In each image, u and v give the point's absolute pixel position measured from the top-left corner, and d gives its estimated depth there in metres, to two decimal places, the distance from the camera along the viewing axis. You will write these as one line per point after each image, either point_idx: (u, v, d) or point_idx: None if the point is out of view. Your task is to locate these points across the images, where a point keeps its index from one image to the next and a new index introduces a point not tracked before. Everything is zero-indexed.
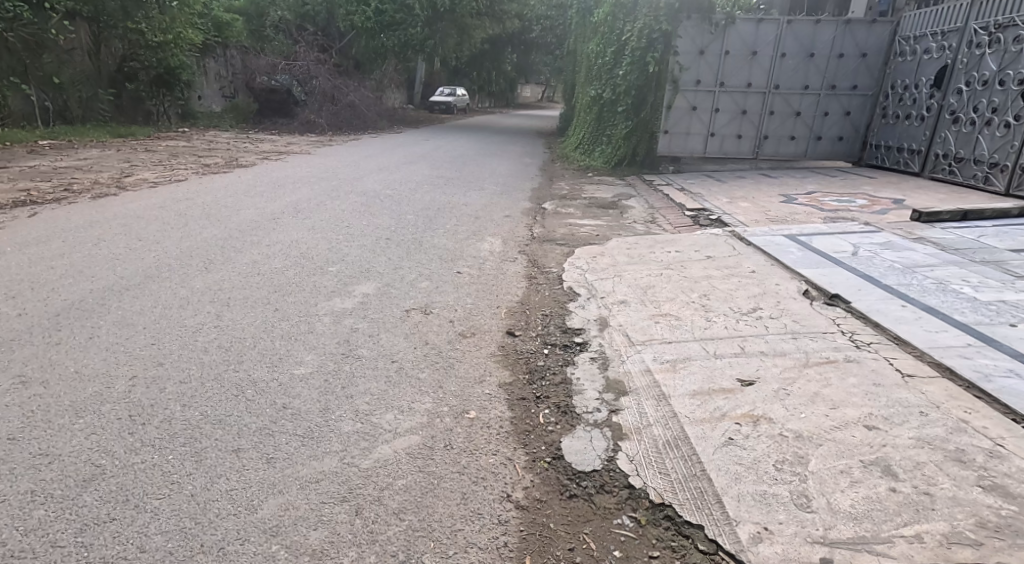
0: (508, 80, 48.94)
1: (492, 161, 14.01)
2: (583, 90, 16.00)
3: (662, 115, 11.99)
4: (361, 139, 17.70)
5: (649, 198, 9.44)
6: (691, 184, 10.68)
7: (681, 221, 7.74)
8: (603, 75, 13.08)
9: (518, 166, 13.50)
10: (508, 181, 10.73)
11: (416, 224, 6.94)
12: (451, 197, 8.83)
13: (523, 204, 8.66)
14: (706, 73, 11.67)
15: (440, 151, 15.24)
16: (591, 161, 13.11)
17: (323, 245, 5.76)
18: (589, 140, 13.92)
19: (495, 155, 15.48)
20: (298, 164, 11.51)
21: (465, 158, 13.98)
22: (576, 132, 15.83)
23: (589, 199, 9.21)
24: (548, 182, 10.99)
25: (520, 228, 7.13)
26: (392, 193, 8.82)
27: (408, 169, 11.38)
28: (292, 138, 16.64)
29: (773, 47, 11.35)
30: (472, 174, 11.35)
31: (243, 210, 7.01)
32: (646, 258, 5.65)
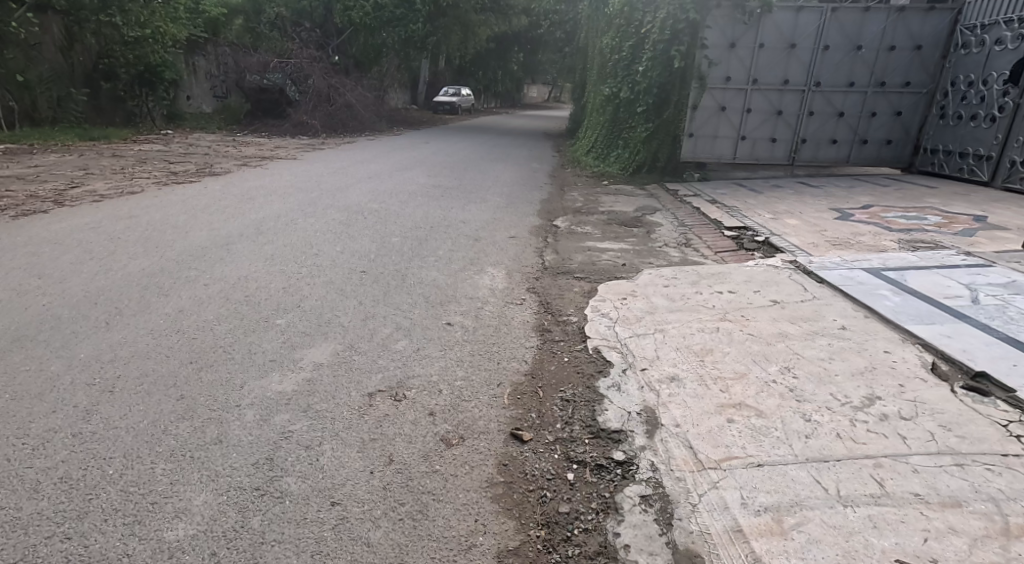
0: (514, 79, 47.67)
1: (497, 166, 12.76)
2: (596, 90, 14.73)
3: (686, 116, 10.71)
4: (356, 142, 16.50)
5: (678, 213, 8.19)
6: (723, 195, 9.42)
7: (721, 243, 6.49)
8: (620, 72, 11.84)
9: (525, 172, 12.25)
10: (515, 192, 9.48)
11: (402, 249, 5.72)
12: (447, 212, 7.59)
13: (532, 220, 7.42)
14: (737, 68, 10.40)
15: (440, 156, 14.01)
16: (606, 167, 11.85)
17: (279, 282, 4.54)
18: (603, 143, 12.66)
19: (500, 160, 14.22)
20: (280, 171, 10.29)
21: (468, 164, 12.74)
22: (588, 135, 14.55)
23: (609, 213, 7.95)
24: (560, 193, 9.75)
25: (529, 253, 5.89)
26: (380, 207, 7.59)
27: (403, 177, 10.16)
28: (281, 141, 15.42)
29: (815, 38, 10.09)
30: (474, 183, 10.12)
31: (194, 231, 5.81)
32: (691, 301, 4.40)
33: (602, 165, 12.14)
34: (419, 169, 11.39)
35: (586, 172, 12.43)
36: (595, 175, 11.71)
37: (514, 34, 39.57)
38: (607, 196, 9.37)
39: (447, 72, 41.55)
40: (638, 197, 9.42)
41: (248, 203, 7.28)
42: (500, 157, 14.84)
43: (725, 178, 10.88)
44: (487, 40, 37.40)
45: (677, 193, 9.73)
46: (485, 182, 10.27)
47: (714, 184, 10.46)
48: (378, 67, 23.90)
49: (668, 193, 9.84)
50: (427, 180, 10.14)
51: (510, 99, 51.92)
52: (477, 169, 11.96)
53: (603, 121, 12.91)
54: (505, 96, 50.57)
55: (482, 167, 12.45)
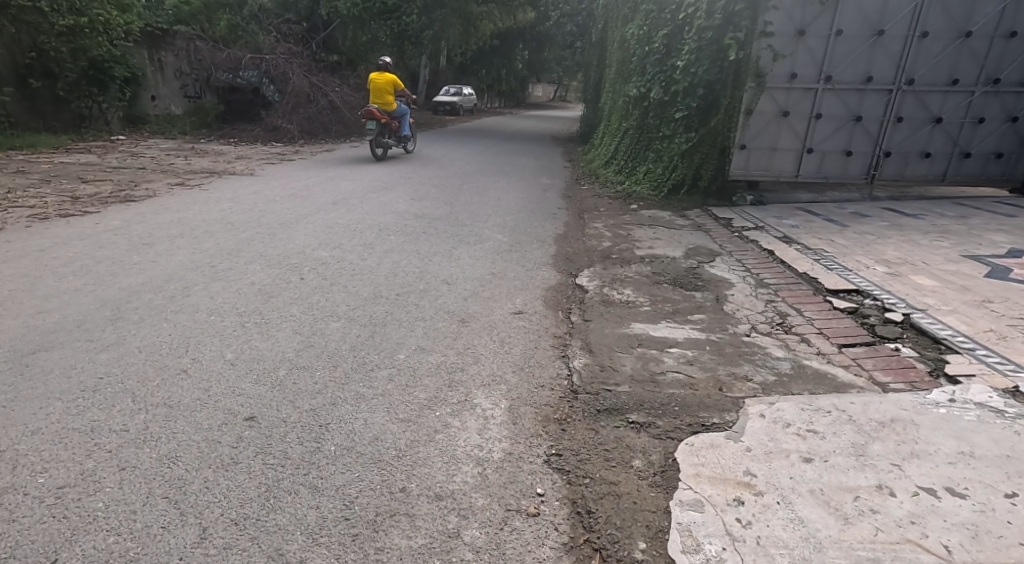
0: (519, 77, 45.31)
1: (500, 183, 10.61)
2: (619, 89, 12.53)
3: (738, 123, 8.55)
4: (338, 149, 14.39)
5: (745, 259, 6.01)
6: (794, 228, 7.25)
7: (839, 323, 4.27)
8: (657, 67, 9.70)
9: (535, 191, 10.11)
10: (520, 223, 7.31)
11: (342, 351, 3.57)
12: (429, 262, 5.43)
13: (547, 279, 5.25)
14: (806, 63, 8.24)
15: (436, 168, 11.87)
16: (634, 184, 9.73)
17: (72, 465, 2.39)
18: (633, 154, 10.54)
19: (506, 173, 12.05)
20: (227, 192, 8.18)
21: (466, 180, 10.61)
22: (609, 143, 12.37)
23: (653, 264, 5.74)
24: (578, 223, 7.59)
25: (547, 355, 3.71)
26: (337, 255, 5.45)
27: (382, 202, 8.05)
28: (248, 149, 13.25)
29: (909, 24, 7.92)
30: (471, 208, 7.99)
31: (10, 315, 3.66)
32: (884, 518, 2.27)
33: (629, 180, 10.02)
34: (408, 188, 9.27)
35: (608, 189, 10.28)
36: (620, 196, 9.55)
37: (519, 29, 37.28)
38: (641, 232, 7.19)
39: (448, 70, 39.26)
40: (683, 232, 7.25)
41: (144, 251, 5.16)
42: (506, 169, 12.72)
43: (786, 202, 8.74)
44: (490, 36, 35.13)
45: (730, 226, 7.57)
46: (485, 208, 8.13)
47: (774, 210, 8.32)
48: (369, 65, 21.75)
49: (719, 225, 7.68)
50: (412, 204, 8.03)
51: (515, 98, 49.55)
52: (476, 188, 9.84)
53: (631, 126, 10.77)
54: (509, 96, 48.24)
55: (484, 184, 10.32)
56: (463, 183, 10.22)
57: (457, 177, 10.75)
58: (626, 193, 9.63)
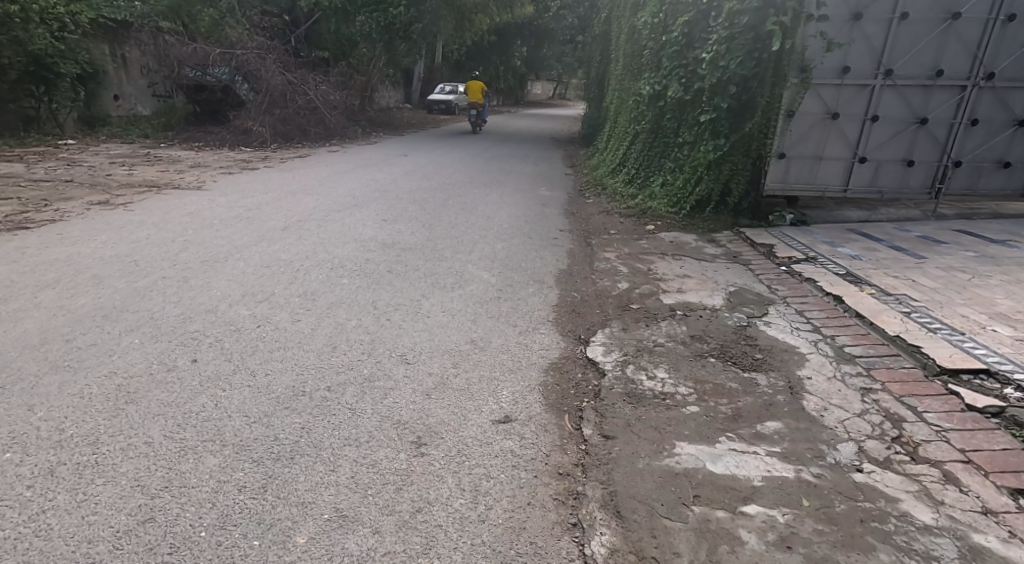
0: (518, 74, 43.80)
1: (491, 196, 9.18)
2: (629, 88, 11.11)
3: (776, 128, 7.13)
4: (314, 154, 12.98)
5: (806, 311, 4.59)
6: (855, 261, 5.83)
7: (992, 443, 2.82)
8: (676, 61, 8.31)
9: (531, 206, 8.71)
10: (513, 256, 5.89)
11: (200, 539, 2.16)
12: (385, 325, 4.01)
13: (547, 351, 3.82)
14: (863, 53, 6.83)
15: (422, 178, 10.46)
16: (650, 198, 8.35)
17: None
18: (649, 164, 9.14)
19: (500, 183, 10.61)
20: (158, 213, 6.73)
21: (454, 193, 9.19)
22: (617, 148, 10.94)
23: (688, 322, 4.32)
24: (584, 254, 6.18)
25: (548, 528, 2.30)
26: (261, 314, 4.02)
27: (347, 226, 6.62)
28: (210, 155, 11.84)
29: (989, 6, 6.56)
30: (454, 233, 6.59)
31: None
32: None
33: (644, 193, 8.62)
34: (382, 206, 7.86)
35: (619, 203, 8.88)
36: (631, 214, 8.14)
37: (517, 23, 35.71)
38: (664, 268, 5.77)
39: (444, 67, 37.74)
40: (717, 267, 5.83)
41: None
42: (501, 177, 11.31)
43: (833, 223, 7.32)
44: (487, 31, 33.62)
45: (772, 257, 6.15)
46: (470, 232, 6.72)
47: (822, 233, 6.91)
48: (354, 62, 20.29)
49: (757, 255, 6.27)
50: (382, 229, 6.62)
51: (515, 96, 47.99)
52: (463, 204, 8.41)
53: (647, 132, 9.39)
54: (508, 93, 46.68)
55: (472, 198, 8.90)
56: (448, 197, 8.82)
57: (442, 190, 9.35)
58: (641, 209, 8.23)
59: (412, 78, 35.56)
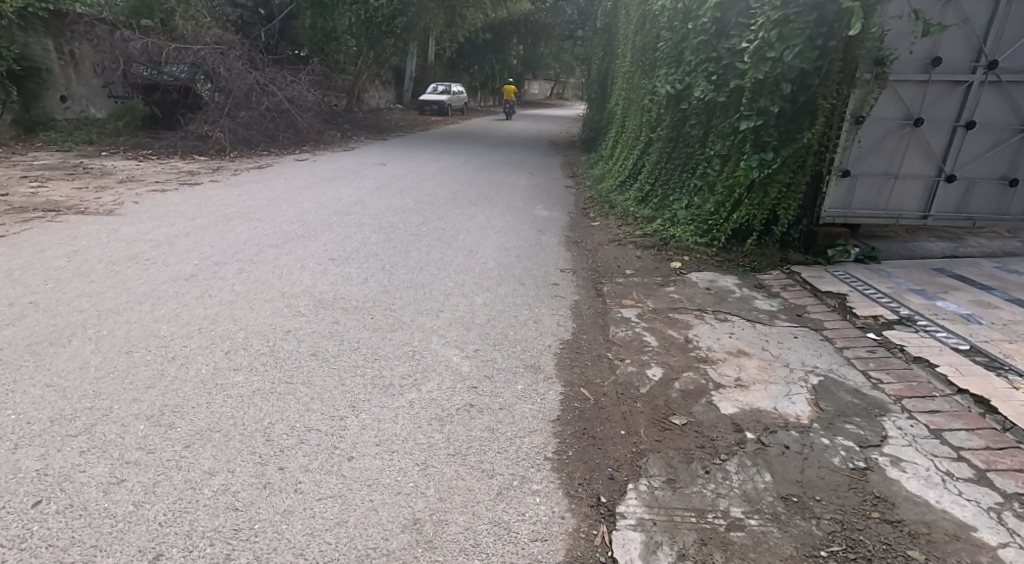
0: (514, 72, 42.16)
1: (477, 220, 7.57)
2: (641, 89, 9.53)
3: (841, 138, 5.58)
4: (280, 164, 11.42)
5: (945, 430, 2.96)
6: (970, 325, 4.25)
7: None
8: (704, 55, 6.87)
9: (526, 233, 7.10)
10: (497, 322, 4.28)
11: None
12: (269, 493, 2.38)
13: (546, 556, 2.22)
14: (957, 42, 5.32)
15: (397, 194, 8.88)
16: (675, 225, 6.76)
17: None
18: (673, 182, 7.56)
19: (489, 200, 9.01)
20: (28, 252, 5.07)
21: (433, 216, 7.58)
22: (629, 159, 9.35)
23: (772, 464, 2.69)
24: (596, 315, 4.56)
25: None
26: (58, 471, 2.39)
27: (281, 273, 4.98)
28: (153, 166, 10.21)
29: None
30: (423, 280, 5.06)
31: None
32: None
33: (668, 217, 7.02)
34: (338, 238, 6.25)
35: (634, 228, 7.28)
36: (650, 245, 6.53)
37: (514, 18, 34.03)
38: (707, 338, 4.16)
39: (437, 65, 36.05)
40: (781, 336, 4.21)
41: None
42: (490, 192, 9.72)
43: (910, 259, 5.75)
44: (481, 27, 31.96)
45: (849, 318, 4.53)
46: (441, 281, 5.09)
47: (903, 277, 5.32)
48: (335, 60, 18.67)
49: (829, 312, 4.68)
50: (327, 274, 5.05)
51: (511, 96, 46.28)
52: (440, 232, 6.80)
53: (669, 140, 7.85)
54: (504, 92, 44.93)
55: (453, 222, 7.29)
56: (425, 221, 7.26)
57: (418, 211, 7.80)
58: (664, 237, 6.63)
59: (403, 77, 33.86)
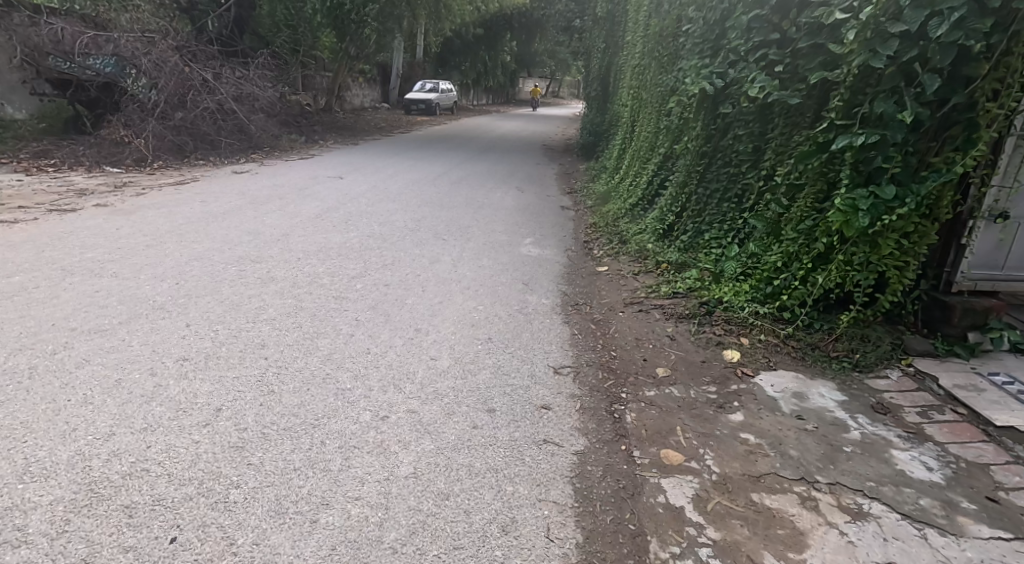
0: (507, 69, 40.06)
1: (438, 269, 5.48)
2: (663, 88, 7.55)
3: (1006, 161, 3.50)
4: (212, 178, 9.36)
5: None
6: None
7: None
8: (761, 37, 4.90)
9: (505, 289, 5.08)
10: (424, 546, 2.25)
11: None
12: None
13: None
14: None
15: (341, 225, 6.81)
16: (728, 286, 4.70)
17: None
18: (721, 217, 5.52)
19: (461, 232, 6.94)
20: None
21: (378, 264, 5.48)
22: (653, 178, 7.33)
23: None
24: (617, 510, 2.49)
25: None
26: None
27: (62, 403, 2.85)
28: (40, 182, 8.11)
29: None
30: (322, 407, 3.04)
31: None
32: None
33: (714, 270, 4.96)
34: (220, 308, 4.17)
35: (663, 282, 5.22)
36: (693, 320, 4.45)
37: (506, 12, 31.87)
38: None
39: (425, 62, 33.86)
40: None
41: None
42: (467, 218, 7.66)
43: None
44: (471, 21, 29.85)
45: None
46: (345, 420, 2.96)
47: None
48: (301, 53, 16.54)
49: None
50: (155, 397, 2.99)
51: (504, 94, 44.15)
52: (377, 297, 4.65)
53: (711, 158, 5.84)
54: (498, 90, 42.77)
55: (404, 274, 5.24)
56: (367, 271, 5.26)
57: (363, 252, 5.80)
58: (713, 305, 4.56)
59: (388, 74, 31.68)
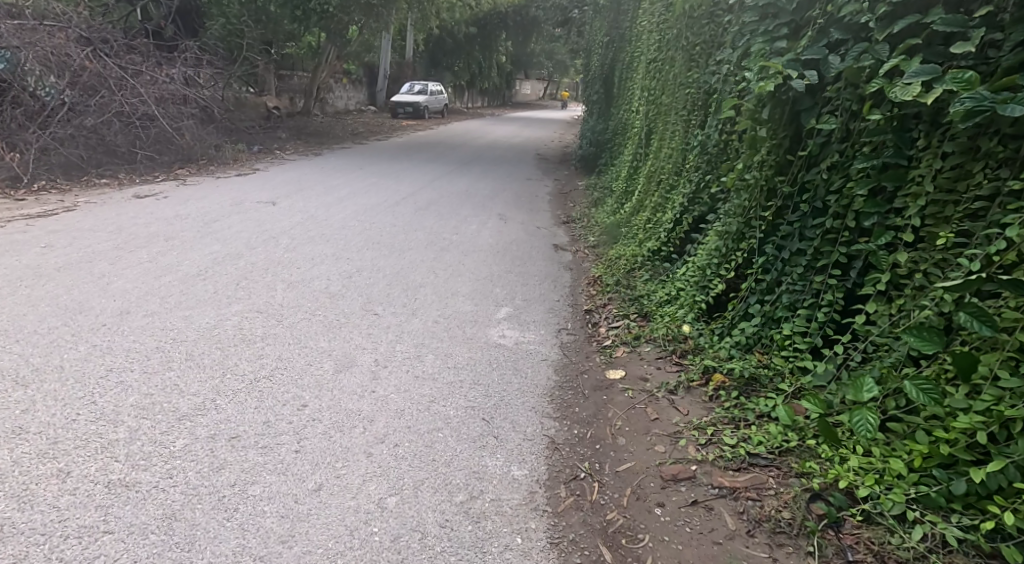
0: (503, 70, 37.87)
1: (342, 392, 3.28)
2: (704, 92, 5.51)
3: None
4: (99, 206, 7.21)
5: None
6: None
7: None
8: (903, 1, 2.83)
9: (446, 435, 2.97)
10: None
11: None
12: None
13: None
14: None
15: (225, 292, 4.61)
16: (863, 459, 2.51)
17: None
18: (817, 302, 3.39)
19: (405, 300, 4.76)
20: None
21: (241, 385, 3.27)
22: (686, 218, 5.25)
23: None
24: None
25: None
26: None
27: None
28: None
29: None
30: None
31: None
32: None
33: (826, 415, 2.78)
34: None
35: (728, 426, 3.02)
36: (812, 552, 2.25)
37: (499, 8, 29.62)
38: None
39: (415, 62, 31.69)
40: None
41: None
42: (421, 270, 5.55)
43: None
44: (461, 18, 27.54)
45: None
46: None
47: None
48: (257, 48, 14.39)
49: None
50: None
51: (500, 97, 41.96)
52: (189, 492, 2.41)
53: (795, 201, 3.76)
54: (493, 93, 40.49)
55: (278, 405, 3.11)
56: (215, 398, 3.11)
57: (230, 349, 3.67)
58: (842, 506, 2.37)
59: (374, 76, 29.55)
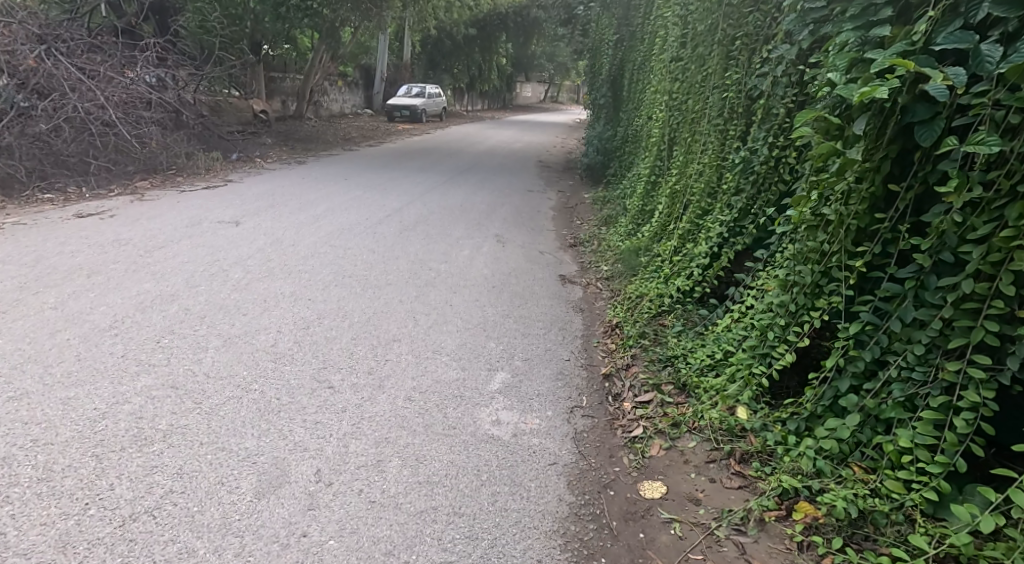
0: (505, 71, 36.84)
1: (257, 542, 2.24)
2: (748, 96, 4.47)
3: None
4: (28, 229, 6.17)
5: None
6: None
7: None
8: None
9: None
10: None
11: None
12: None
13: None
14: None
15: (135, 357, 3.53)
16: None
17: None
18: (951, 402, 2.33)
19: (371, 365, 3.68)
20: None
21: (104, 531, 2.21)
22: (727, 254, 4.19)
23: None
24: None
25: None
26: None
27: None
28: None
29: None
30: None
31: None
32: None
33: None
34: None
35: None
36: None
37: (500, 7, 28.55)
38: None
39: (413, 63, 30.64)
40: None
41: None
42: (398, 315, 4.50)
43: None
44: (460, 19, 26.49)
45: None
46: None
47: None
48: (237, 48, 13.32)
49: None
50: None
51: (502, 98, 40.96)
52: None
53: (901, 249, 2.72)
54: (494, 94, 39.43)
55: None
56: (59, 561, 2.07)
57: (113, 457, 2.62)
58: None
59: (370, 77, 28.52)
